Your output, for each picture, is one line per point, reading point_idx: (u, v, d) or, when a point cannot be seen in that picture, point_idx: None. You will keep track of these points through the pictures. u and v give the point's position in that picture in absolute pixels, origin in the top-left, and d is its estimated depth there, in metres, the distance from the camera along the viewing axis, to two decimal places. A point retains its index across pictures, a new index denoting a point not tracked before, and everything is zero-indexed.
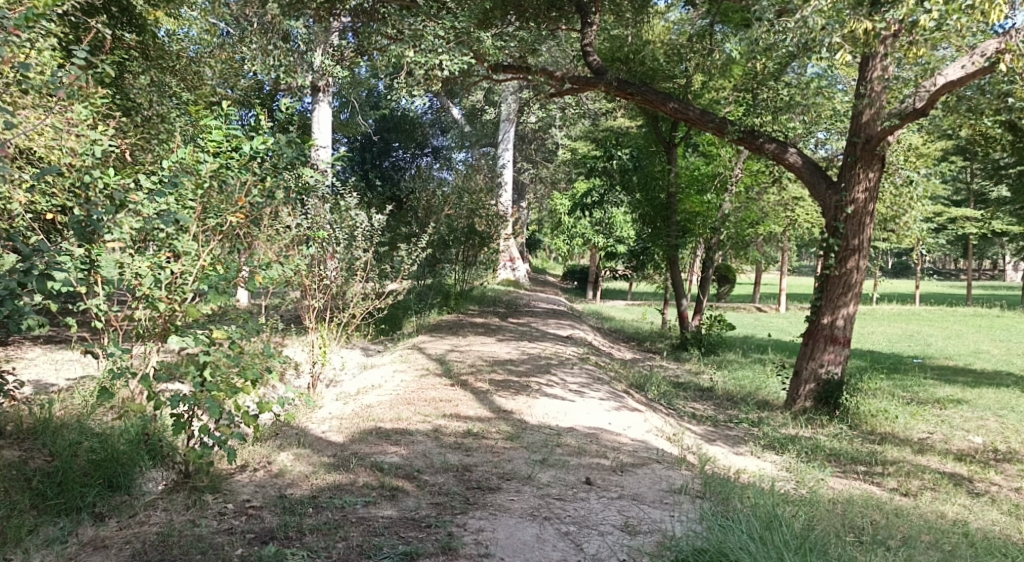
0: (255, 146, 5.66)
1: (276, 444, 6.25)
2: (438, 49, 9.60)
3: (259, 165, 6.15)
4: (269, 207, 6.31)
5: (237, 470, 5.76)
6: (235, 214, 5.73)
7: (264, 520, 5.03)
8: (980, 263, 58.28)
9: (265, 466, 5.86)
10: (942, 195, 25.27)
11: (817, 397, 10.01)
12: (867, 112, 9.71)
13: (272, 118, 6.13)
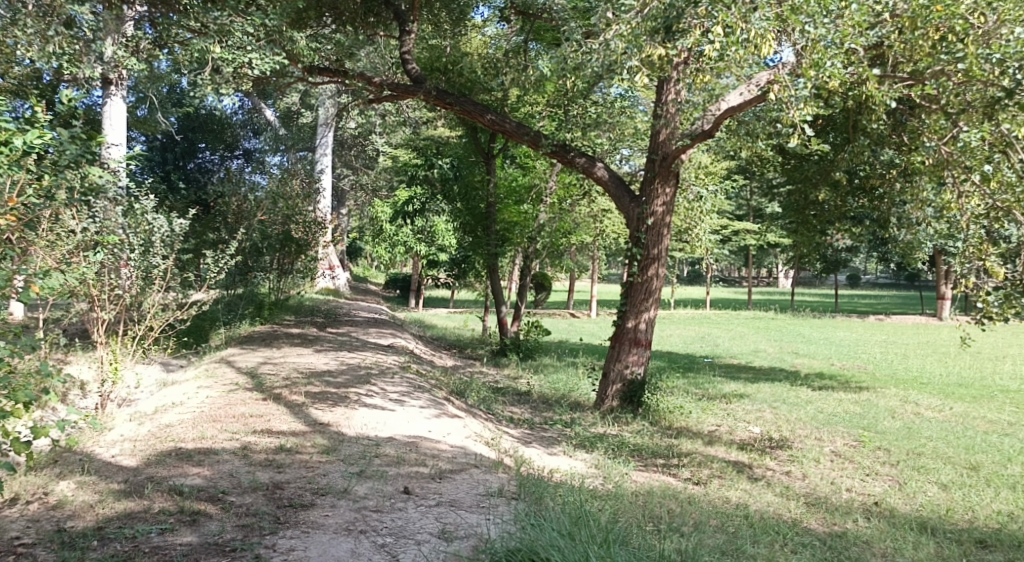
0: (29, 140, 5.28)
1: (53, 474, 5.96)
2: (246, 47, 9.37)
3: (33, 162, 5.75)
4: (44, 207, 5.94)
5: (6, 505, 5.44)
6: (4, 215, 5.28)
7: (40, 558, 4.80)
8: (760, 272, 64.11)
9: (40, 499, 5.57)
10: (728, 210, 27.66)
11: (623, 396, 10.67)
12: (663, 132, 10.50)
13: (49, 112, 5.78)
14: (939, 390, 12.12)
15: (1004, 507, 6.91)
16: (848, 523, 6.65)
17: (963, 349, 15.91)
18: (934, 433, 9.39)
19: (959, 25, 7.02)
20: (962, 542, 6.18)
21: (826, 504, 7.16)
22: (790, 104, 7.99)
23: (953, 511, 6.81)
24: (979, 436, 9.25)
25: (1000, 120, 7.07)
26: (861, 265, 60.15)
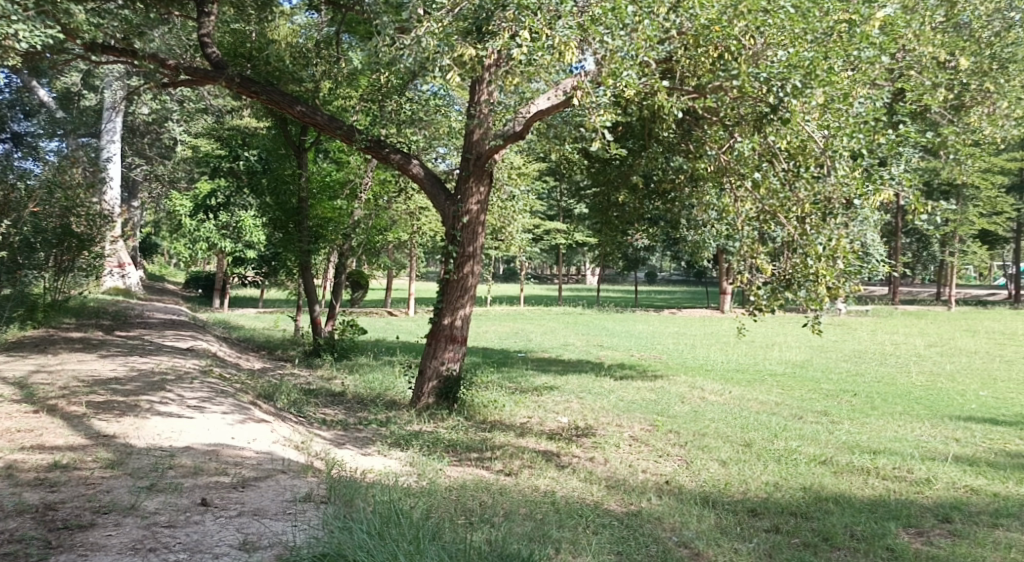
0: None
1: None
2: (11, 18, 8.38)
3: None
4: None
5: None
6: None
7: None
8: (570, 269, 66.84)
9: None
10: (539, 210, 28.60)
11: (438, 393, 10.71)
12: (477, 132, 10.60)
13: None
14: (721, 375, 13.18)
15: (771, 478, 7.60)
16: (642, 502, 7.00)
17: (741, 337, 17.38)
18: (717, 415, 10.17)
19: (733, 45, 7.70)
20: (737, 512, 6.74)
21: (621, 484, 7.53)
22: (591, 111, 8.28)
23: (731, 485, 7.40)
24: (752, 416, 10.13)
25: (767, 132, 7.81)
26: (659, 264, 64.19)
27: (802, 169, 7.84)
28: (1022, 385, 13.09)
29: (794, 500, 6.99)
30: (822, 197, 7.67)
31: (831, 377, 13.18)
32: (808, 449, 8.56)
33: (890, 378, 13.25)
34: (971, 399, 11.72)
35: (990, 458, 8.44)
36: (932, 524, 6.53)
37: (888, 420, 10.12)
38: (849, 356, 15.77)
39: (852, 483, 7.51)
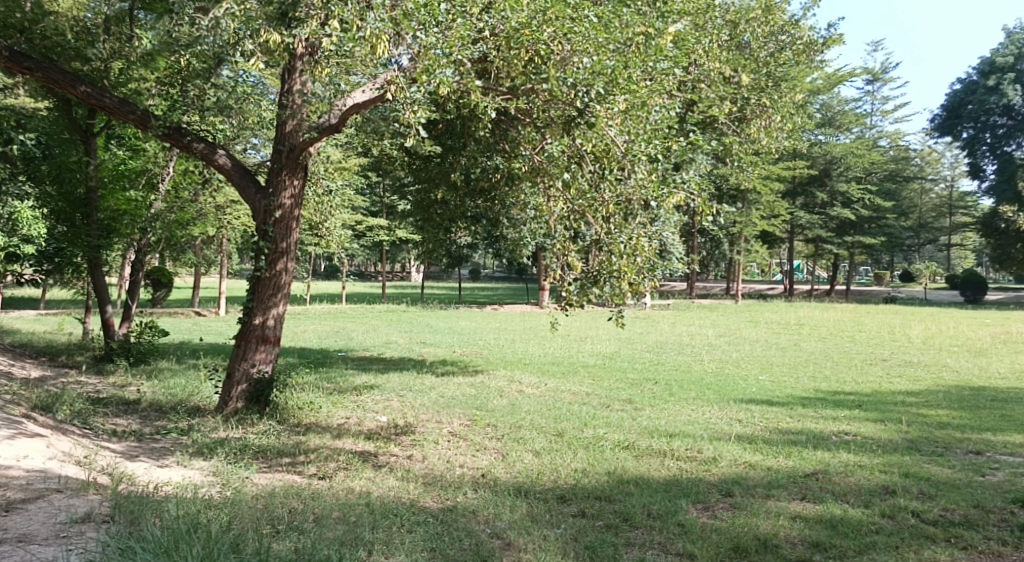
0: None
1: None
2: None
3: None
4: None
5: None
6: None
7: None
8: (392, 267, 66.58)
9: None
10: (359, 206, 28.27)
11: (248, 397, 9.88)
12: (290, 123, 9.79)
13: None
14: (537, 368, 13.60)
15: (579, 465, 7.91)
16: (458, 496, 7.07)
17: (555, 331, 17.99)
18: (532, 407, 10.47)
19: (542, 50, 7.89)
20: (547, 500, 6.98)
21: (438, 480, 7.49)
22: (406, 106, 7.98)
23: (543, 474, 7.64)
24: (565, 406, 10.51)
25: (575, 136, 8.14)
26: (482, 261, 65.38)
27: (605, 172, 8.20)
28: (794, 368, 14.50)
29: (600, 485, 7.32)
30: (623, 198, 8.15)
31: (637, 366, 13.97)
32: (613, 436, 9.00)
33: (686, 366, 14.21)
34: (753, 383, 12.80)
35: (767, 436, 9.26)
36: (716, 499, 7.09)
37: (683, 405, 10.84)
38: (650, 347, 16.76)
39: (651, 465, 7.96)
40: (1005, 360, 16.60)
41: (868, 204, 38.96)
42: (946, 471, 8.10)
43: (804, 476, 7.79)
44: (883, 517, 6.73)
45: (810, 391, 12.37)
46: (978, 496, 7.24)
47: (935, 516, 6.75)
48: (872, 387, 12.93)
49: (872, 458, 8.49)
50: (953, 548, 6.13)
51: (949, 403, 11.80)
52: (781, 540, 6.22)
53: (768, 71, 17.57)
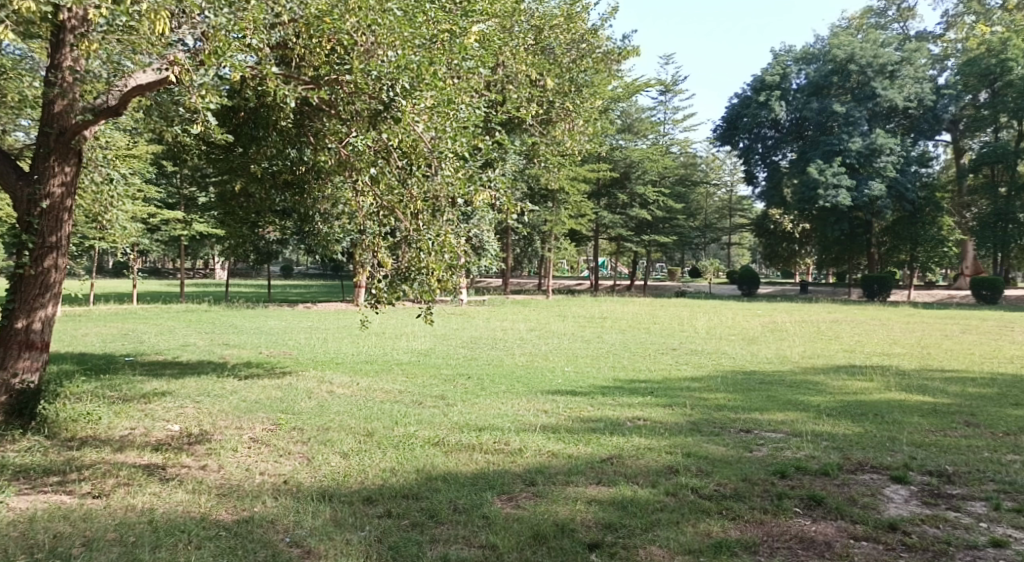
0: None
1: None
2: None
3: None
4: None
5: None
6: None
7: None
8: (191, 264, 62.91)
9: None
10: (153, 199, 26.45)
11: (8, 411, 8.85)
12: (59, 102, 8.79)
13: None
14: (348, 367, 13.27)
15: (388, 464, 7.76)
16: (256, 506, 6.70)
17: (366, 329, 17.70)
18: (341, 407, 10.20)
19: (344, 39, 7.71)
20: (352, 502, 6.78)
21: (235, 490, 7.08)
22: (191, 91, 7.46)
23: (349, 475, 7.43)
24: (376, 405, 10.31)
25: (380, 130, 8.01)
26: (291, 258, 63.27)
27: (413, 167, 8.09)
28: (596, 359, 15.10)
29: (407, 483, 7.22)
30: (430, 194, 8.04)
31: (450, 362, 14.00)
32: (423, 433, 8.91)
33: (497, 360, 14.43)
34: (559, 374, 13.23)
35: (569, 425, 9.55)
36: (520, 489, 7.21)
37: (495, 398, 10.96)
38: (463, 342, 16.86)
39: (459, 460, 7.95)
40: (774, 346, 18.17)
41: (663, 205, 41.42)
42: (722, 449, 8.85)
43: (600, 461, 8.15)
44: (668, 495, 7.25)
45: (609, 380, 12.91)
46: (746, 470, 8.06)
47: (711, 490, 7.40)
48: (663, 375, 13.74)
49: (661, 441, 9.04)
50: (724, 520, 6.76)
51: (726, 387, 12.73)
52: (577, 524, 6.50)
53: (571, 77, 18.34)
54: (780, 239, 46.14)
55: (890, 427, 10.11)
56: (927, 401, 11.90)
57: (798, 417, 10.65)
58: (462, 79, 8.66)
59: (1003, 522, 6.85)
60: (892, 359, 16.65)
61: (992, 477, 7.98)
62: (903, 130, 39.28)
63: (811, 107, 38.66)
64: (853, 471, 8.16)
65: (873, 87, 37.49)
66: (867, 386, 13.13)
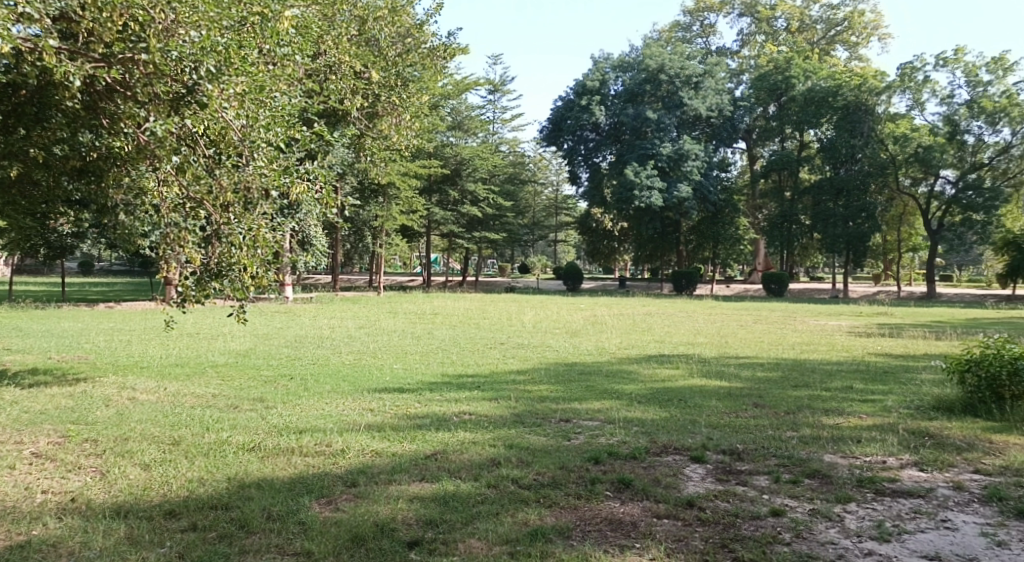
0: None
1: None
2: None
3: None
4: None
5: None
6: None
7: None
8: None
9: None
10: None
11: None
12: None
13: None
14: (156, 371, 12.39)
15: (196, 474, 7.26)
16: (34, 529, 6.07)
17: (177, 330, 16.63)
18: (143, 415, 9.45)
19: (139, 15, 6.89)
20: (152, 518, 6.29)
21: (9, 513, 6.37)
22: None
23: (150, 488, 6.89)
24: (184, 412, 9.64)
25: (184, 117, 7.26)
26: (94, 255, 58.53)
27: (222, 157, 7.75)
28: (424, 355, 14.97)
29: (215, 493, 6.77)
30: (241, 185, 7.77)
31: (271, 363, 13.38)
32: (237, 438, 8.42)
33: (323, 359, 13.98)
34: (386, 371, 12.99)
35: (394, 422, 9.37)
36: (340, 491, 6.97)
37: (318, 399, 10.58)
38: (286, 342, 16.18)
39: (274, 465, 7.56)
40: (593, 339, 18.76)
41: (491, 202, 41.81)
42: (541, 439, 9.04)
43: (424, 457, 8.07)
44: (488, 487, 7.40)
45: (437, 376, 12.81)
46: (563, 457, 8.31)
47: (530, 480, 7.62)
48: (489, 368, 13.87)
49: (484, 434, 9.08)
50: (541, 508, 7.02)
51: (548, 379, 12.98)
52: (398, 522, 6.39)
53: (396, 70, 18.01)
54: (602, 236, 47.64)
55: (692, 410, 10.69)
56: (723, 386, 12.68)
57: (612, 404, 11.03)
58: (278, 65, 8.41)
59: (782, 493, 7.48)
60: (695, 348, 17.67)
61: (775, 452, 8.64)
62: (706, 137, 42.23)
63: (627, 112, 40.05)
64: (658, 454, 8.61)
65: (680, 97, 39.86)
66: (674, 373, 13.86)
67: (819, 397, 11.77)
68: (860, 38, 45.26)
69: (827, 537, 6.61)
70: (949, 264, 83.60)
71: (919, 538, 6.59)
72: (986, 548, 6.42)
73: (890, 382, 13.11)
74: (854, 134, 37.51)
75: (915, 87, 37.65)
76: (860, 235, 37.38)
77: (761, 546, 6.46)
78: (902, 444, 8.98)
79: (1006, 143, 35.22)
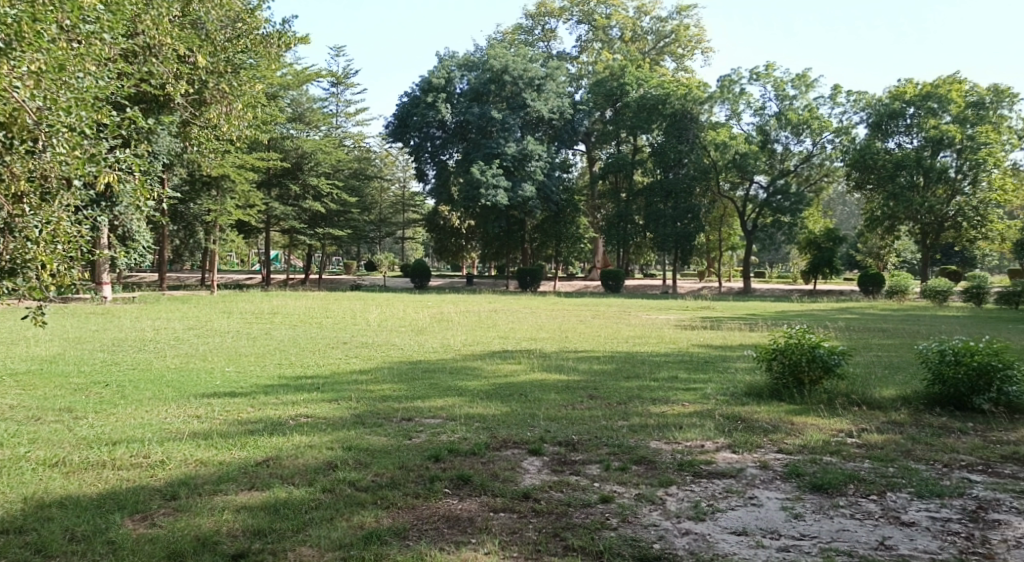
0: None
1: None
2: None
3: None
4: None
5: None
6: None
7: None
8: None
9: None
10: None
11: None
12: None
13: None
14: None
15: None
16: None
17: None
18: None
19: None
20: None
21: None
22: None
23: None
24: None
25: None
26: None
27: (13, 143, 6.98)
28: (260, 357, 14.31)
29: (10, 516, 6.26)
30: (37, 173, 7.06)
31: (84, 369, 12.33)
32: (38, 453, 7.68)
33: (144, 364, 13.05)
34: (215, 375, 12.28)
35: (222, 429, 8.83)
36: (158, 505, 6.55)
37: (135, 407, 9.84)
38: (103, 345, 15.00)
39: (82, 481, 6.98)
40: (437, 336, 18.60)
41: (335, 197, 40.74)
42: (381, 439, 8.82)
43: (254, 464, 7.67)
44: (323, 492, 7.13)
45: (272, 378, 12.25)
46: (402, 457, 8.13)
47: (367, 482, 7.42)
48: (330, 369, 13.44)
49: (321, 437, 8.74)
50: (378, 509, 6.87)
51: (391, 378, 12.73)
52: (221, 535, 6.13)
53: (225, 57, 17.00)
54: (449, 234, 47.15)
55: (531, 404, 10.79)
56: (561, 380, 12.88)
57: (454, 402, 10.95)
58: (84, 46, 7.81)
59: (611, 481, 7.66)
60: (536, 343, 17.90)
61: (606, 441, 8.84)
62: (548, 138, 43.05)
63: (472, 111, 39.79)
64: (498, 449, 8.59)
65: (523, 98, 40.36)
66: (516, 368, 13.99)
67: (647, 387, 12.20)
68: (685, 50, 47.88)
69: (650, 519, 6.81)
70: (764, 263, 89.81)
71: (730, 515, 6.91)
72: (788, 520, 6.80)
73: (710, 371, 13.84)
74: (681, 141, 39.87)
75: (732, 98, 40.12)
76: (686, 234, 39.48)
77: (590, 533, 6.58)
78: (718, 429, 9.43)
79: (808, 151, 39.62)
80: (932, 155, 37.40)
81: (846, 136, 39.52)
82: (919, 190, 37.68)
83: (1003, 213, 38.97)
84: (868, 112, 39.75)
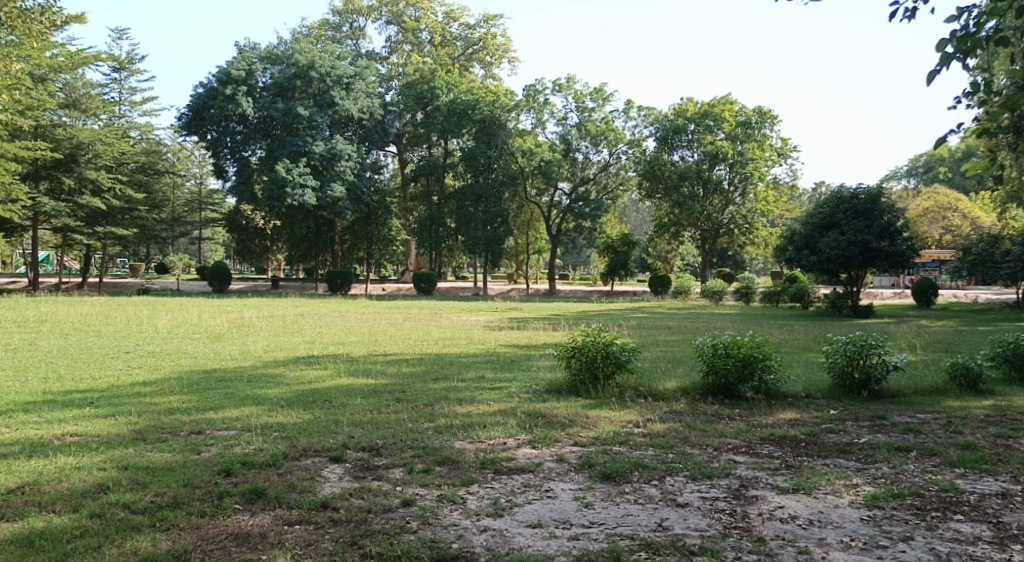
0: None
1: None
2: None
3: None
4: None
5: None
6: None
7: None
8: None
9: None
10: None
11: None
12: None
13: None
14: None
15: None
16: None
17: None
18: None
19: None
20: None
21: None
22: None
23: None
24: None
25: None
26: None
27: None
28: (23, 371, 12.85)
29: None
30: None
31: None
32: None
33: None
34: None
35: None
36: None
37: None
38: None
39: None
40: (236, 343, 17.64)
41: (119, 194, 37.81)
42: (165, 455, 8.16)
43: (6, 492, 6.90)
44: (91, 518, 6.52)
45: (37, 394, 11.05)
46: (188, 474, 7.58)
47: (145, 503, 6.83)
48: (110, 382, 12.28)
49: (92, 457, 7.95)
50: (156, 533, 6.37)
51: (180, 389, 11.88)
52: None
53: None
54: (253, 235, 44.93)
55: (335, 410, 10.43)
56: (368, 384, 12.58)
57: (253, 411, 10.37)
58: None
59: (414, 483, 7.52)
60: (343, 347, 17.44)
61: (411, 444, 8.68)
62: (358, 138, 42.24)
63: (277, 107, 38.08)
64: (297, 458, 8.20)
65: (332, 96, 39.27)
66: (321, 374, 13.49)
67: (453, 388, 12.19)
68: (493, 58, 48.73)
69: (450, 519, 6.72)
70: (567, 265, 93.04)
71: (527, 509, 6.97)
72: (578, 509, 6.95)
73: (515, 370, 14.09)
74: (490, 146, 40.43)
75: (537, 107, 41.26)
76: (496, 238, 40.15)
77: (389, 538, 6.40)
78: (520, 426, 9.54)
79: (606, 161, 41.62)
80: (710, 168, 40.52)
81: (638, 147, 41.53)
82: (699, 200, 40.72)
83: (768, 221, 42.83)
84: (656, 126, 42.04)
